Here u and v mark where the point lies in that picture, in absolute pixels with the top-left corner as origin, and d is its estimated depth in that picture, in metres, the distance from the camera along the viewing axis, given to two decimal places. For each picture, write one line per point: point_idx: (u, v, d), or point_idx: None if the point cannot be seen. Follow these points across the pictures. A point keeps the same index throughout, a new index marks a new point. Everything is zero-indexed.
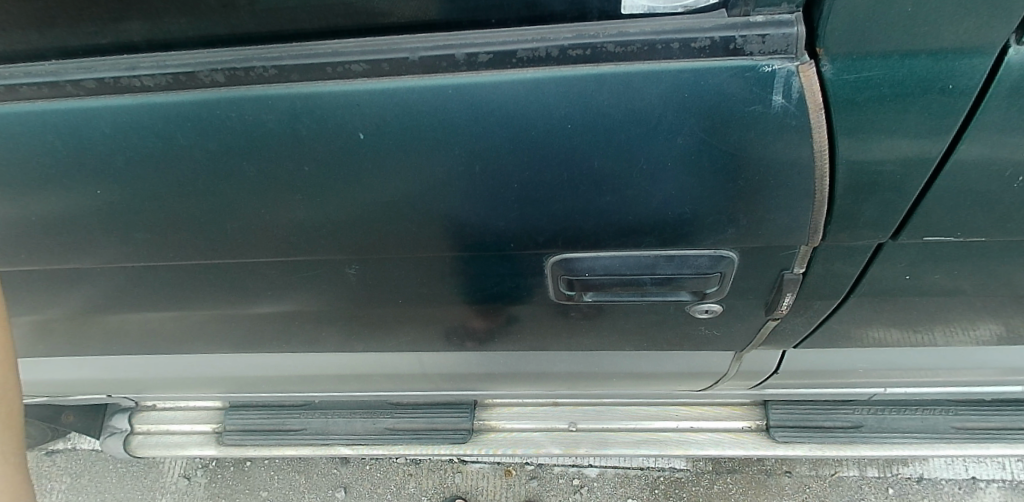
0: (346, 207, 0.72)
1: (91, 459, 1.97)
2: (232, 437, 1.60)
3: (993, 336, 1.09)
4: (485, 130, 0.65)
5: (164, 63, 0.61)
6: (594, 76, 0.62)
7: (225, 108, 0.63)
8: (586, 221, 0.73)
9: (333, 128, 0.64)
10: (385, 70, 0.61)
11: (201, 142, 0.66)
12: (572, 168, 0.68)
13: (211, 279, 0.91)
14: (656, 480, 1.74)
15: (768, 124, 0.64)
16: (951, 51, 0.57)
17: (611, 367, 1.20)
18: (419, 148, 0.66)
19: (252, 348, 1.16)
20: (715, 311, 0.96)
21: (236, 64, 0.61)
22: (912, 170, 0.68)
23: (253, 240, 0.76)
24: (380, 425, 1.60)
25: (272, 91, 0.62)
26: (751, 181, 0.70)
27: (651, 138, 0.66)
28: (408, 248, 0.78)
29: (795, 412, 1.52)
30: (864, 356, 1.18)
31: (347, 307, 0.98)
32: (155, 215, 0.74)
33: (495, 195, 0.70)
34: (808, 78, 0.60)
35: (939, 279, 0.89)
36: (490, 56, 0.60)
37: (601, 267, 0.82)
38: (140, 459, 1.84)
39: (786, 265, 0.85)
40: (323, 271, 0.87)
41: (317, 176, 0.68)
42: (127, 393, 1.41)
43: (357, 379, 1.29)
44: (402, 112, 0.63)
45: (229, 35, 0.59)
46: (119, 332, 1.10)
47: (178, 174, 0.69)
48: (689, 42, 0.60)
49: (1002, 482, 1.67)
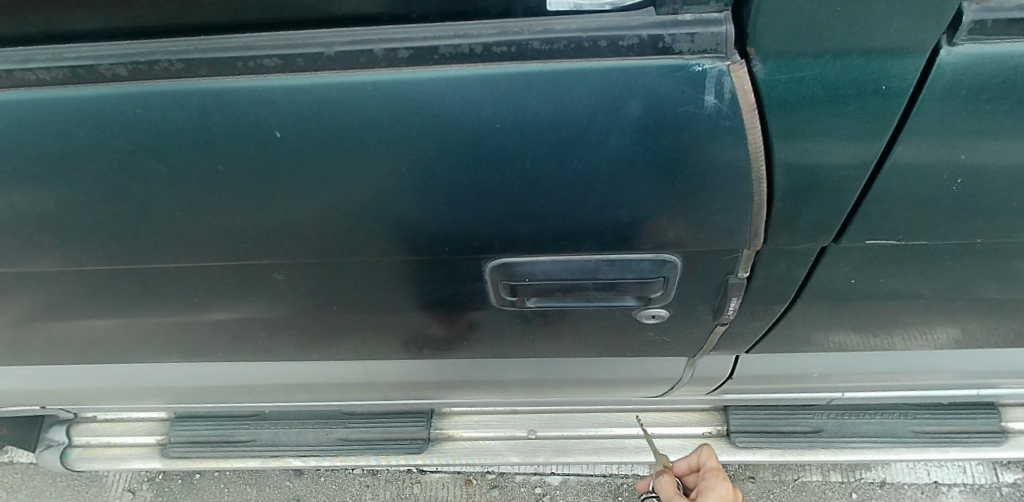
0: (266, 208, 0.69)
1: (29, 474, 1.89)
2: (175, 449, 1.56)
3: (950, 339, 1.08)
4: (409, 129, 0.62)
5: (60, 56, 0.58)
6: (521, 75, 0.59)
7: (129, 103, 0.60)
8: (521, 224, 0.71)
9: (246, 126, 0.61)
10: (300, 66, 0.58)
11: (105, 140, 0.63)
12: (503, 171, 0.66)
13: (141, 286, 0.87)
14: (619, 487, 1.71)
15: (701, 124, 0.63)
16: (882, 51, 0.56)
17: (564, 374, 1.19)
18: (339, 147, 0.63)
19: (196, 358, 1.13)
20: (662, 316, 0.95)
21: (139, 58, 0.57)
22: (850, 173, 0.67)
23: (172, 242, 0.74)
24: (332, 436, 1.55)
25: (178, 86, 0.59)
26: (686, 184, 0.68)
27: (583, 140, 0.63)
28: (335, 251, 0.76)
29: (756, 418, 1.51)
30: (819, 361, 1.18)
31: (310, 313, 0.95)
32: (65, 216, 0.71)
33: (425, 197, 0.68)
34: (739, 78, 0.59)
35: (885, 284, 0.89)
36: (410, 51, 0.58)
37: (540, 272, 0.80)
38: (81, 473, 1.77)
39: (730, 269, 0.83)
40: (256, 277, 0.84)
41: (233, 176, 0.66)
42: (66, 405, 1.36)
43: (304, 389, 1.25)
44: (320, 110, 0.60)
45: (133, 28, 0.57)
46: (49, 340, 1.06)
47: (89, 176, 0.66)
48: (617, 40, 0.58)
49: (961, 485, 1.68)
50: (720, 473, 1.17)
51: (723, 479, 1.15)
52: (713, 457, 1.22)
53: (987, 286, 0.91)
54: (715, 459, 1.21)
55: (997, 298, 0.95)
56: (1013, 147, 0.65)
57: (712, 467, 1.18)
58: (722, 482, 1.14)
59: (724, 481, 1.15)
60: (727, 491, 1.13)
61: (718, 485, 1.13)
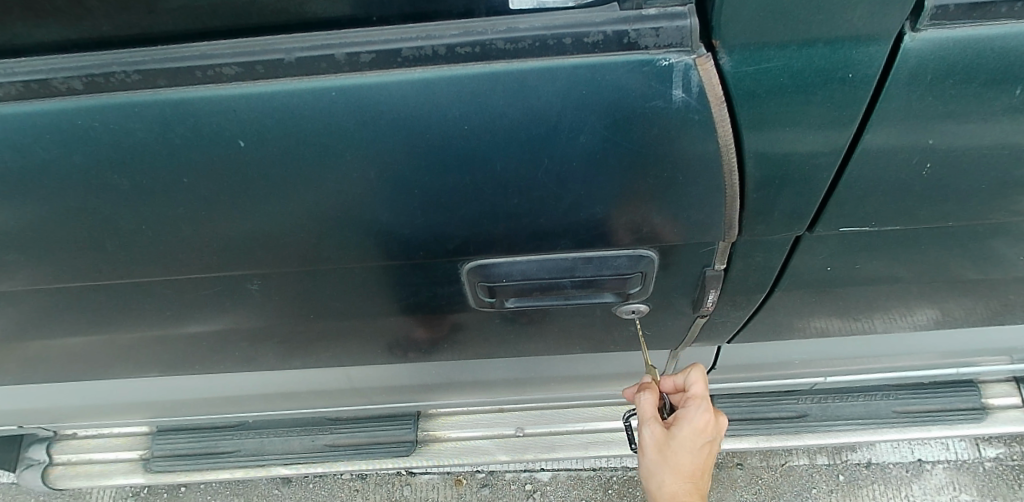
0: (236, 219, 0.68)
1: (7, 494, 1.85)
2: (158, 463, 1.54)
3: (930, 320, 1.09)
4: (376, 133, 0.61)
5: (13, 71, 0.56)
6: (488, 75, 0.58)
7: (86, 117, 0.58)
8: (495, 224, 0.71)
9: (210, 137, 0.60)
10: (260, 73, 0.57)
11: (65, 156, 0.61)
12: (473, 172, 0.65)
13: (115, 303, 0.85)
14: (608, 480, 1.71)
15: (671, 119, 0.62)
16: (847, 39, 0.56)
17: (547, 370, 1.20)
18: (307, 155, 0.62)
19: (175, 371, 1.11)
20: (643, 310, 0.95)
21: (94, 70, 0.55)
22: (820, 161, 0.67)
23: (141, 257, 0.73)
24: (318, 443, 1.54)
25: (137, 98, 0.57)
26: (658, 178, 0.68)
27: (552, 139, 0.63)
28: (310, 259, 0.75)
29: (741, 406, 1.52)
30: (801, 348, 1.19)
31: (286, 323, 0.94)
32: (29, 234, 0.69)
33: (396, 201, 0.68)
34: (705, 71, 0.58)
35: (862, 270, 0.89)
36: (373, 55, 0.56)
37: (518, 272, 0.80)
38: (63, 491, 1.74)
39: (706, 262, 0.84)
40: (230, 289, 0.83)
41: (200, 187, 0.65)
42: (44, 423, 1.33)
43: (285, 398, 1.24)
44: (284, 118, 0.59)
45: (86, 40, 0.55)
46: (23, 360, 1.04)
47: (51, 193, 0.65)
48: (582, 37, 0.57)
49: (945, 462, 1.71)
50: (706, 401, 0.96)
51: (706, 408, 0.95)
52: (704, 378, 0.98)
53: (964, 267, 0.92)
54: (706, 383, 0.98)
55: (975, 278, 0.96)
56: (978, 129, 0.65)
57: (697, 394, 0.97)
58: (703, 413, 0.95)
59: (707, 410, 0.95)
60: (705, 422, 0.95)
61: (695, 416, 0.94)
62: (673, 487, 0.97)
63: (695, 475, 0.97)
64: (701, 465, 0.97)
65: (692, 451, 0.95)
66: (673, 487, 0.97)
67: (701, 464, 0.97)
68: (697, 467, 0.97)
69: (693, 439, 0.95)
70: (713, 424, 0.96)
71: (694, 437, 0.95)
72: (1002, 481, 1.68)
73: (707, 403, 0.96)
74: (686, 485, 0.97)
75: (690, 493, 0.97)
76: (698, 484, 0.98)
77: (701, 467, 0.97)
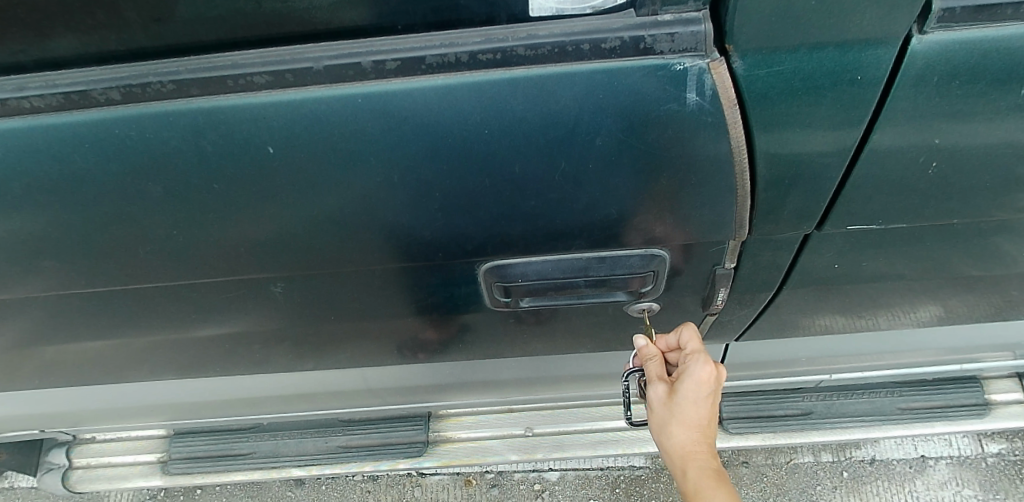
0: (262, 222, 0.70)
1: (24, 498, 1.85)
2: (176, 466, 1.56)
3: (934, 316, 1.11)
4: (399, 138, 0.63)
5: (53, 83, 0.58)
6: (508, 81, 0.60)
7: (122, 127, 0.60)
8: (513, 226, 0.73)
9: (240, 143, 0.62)
10: (289, 81, 0.59)
11: (101, 165, 0.63)
12: (492, 175, 0.67)
13: (137, 304, 0.87)
14: (616, 479, 1.73)
15: (686, 121, 0.64)
16: (857, 43, 0.57)
17: (558, 370, 1.21)
18: (332, 159, 0.64)
19: (193, 373, 1.12)
20: (654, 309, 0.97)
21: (131, 81, 0.58)
22: (829, 161, 0.69)
23: (169, 262, 0.75)
24: (331, 444, 1.56)
25: (171, 107, 0.59)
26: (673, 179, 0.70)
27: (570, 141, 0.64)
28: (331, 261, 0.77)
29: (746, 403, 1.55)
30: (808, 345, 1.21)
31: (299, 325, 0.95)
32: (61, 240, 0.71)
33: (417, 204, 0.69)
34: (719, 75, 0.60)
35: (868, 267, 0.91)
36: (398, 63, 0.58)
37: (533, 272, 0.82)
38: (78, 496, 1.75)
39: (717, 260, 0.86)
40: (252, 292, 0.85)
41: (228, 192, 0.67)
42: (64, 427, 1.35)
43: (301, 399, 1.26)
44: (311, 123, 0.61)
45: (123, 51, 0.57)
46: (52, 365, 1.06)
47: (86, 200, 0.67)
48: (599, 43, 0.58)
49: (949, 458, 1.73)
50: (704, 354, 0.94)
51: (707, 360, 0.93)
52: (696, 334, 0.97)
53: (968, 263, 0.94)
54: (699, 338, 0.96)
55: (977, 275, 0.98)
56: (982, 127, 0.67)
57: (694, 349, 0.95)
58: (704, 365, 0.93)
59: (707, 362, 0.93)
60: (708, 373, 0.93)
61: (697, 371, 0.93)
62: (683, 440, 0.97)
63: (703, 425, 0.97)
64: (708, 415, 0.97)
65: (697, 403, 0.95)
66: (682, 440, 0.97)
67: (707, 414, 0.97)
68: (704, 417, 0.96)
69: (697, 391, 0.94)
70: (715, 375, 0.94)
71: (698, 390, 0.94)
72: (1004, 476, 1.69)
73: (706, 355, 0.94)
74: (695, 436, 0.97)
75: (699, 444, 0.98)
76: (706, 433, 0.98)
77: (708, 418, 0.97)
